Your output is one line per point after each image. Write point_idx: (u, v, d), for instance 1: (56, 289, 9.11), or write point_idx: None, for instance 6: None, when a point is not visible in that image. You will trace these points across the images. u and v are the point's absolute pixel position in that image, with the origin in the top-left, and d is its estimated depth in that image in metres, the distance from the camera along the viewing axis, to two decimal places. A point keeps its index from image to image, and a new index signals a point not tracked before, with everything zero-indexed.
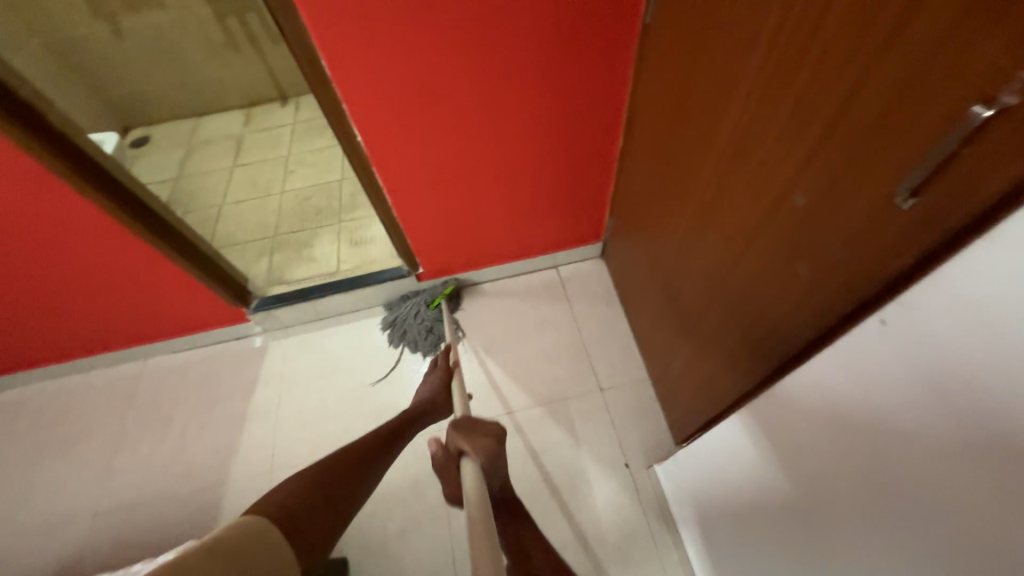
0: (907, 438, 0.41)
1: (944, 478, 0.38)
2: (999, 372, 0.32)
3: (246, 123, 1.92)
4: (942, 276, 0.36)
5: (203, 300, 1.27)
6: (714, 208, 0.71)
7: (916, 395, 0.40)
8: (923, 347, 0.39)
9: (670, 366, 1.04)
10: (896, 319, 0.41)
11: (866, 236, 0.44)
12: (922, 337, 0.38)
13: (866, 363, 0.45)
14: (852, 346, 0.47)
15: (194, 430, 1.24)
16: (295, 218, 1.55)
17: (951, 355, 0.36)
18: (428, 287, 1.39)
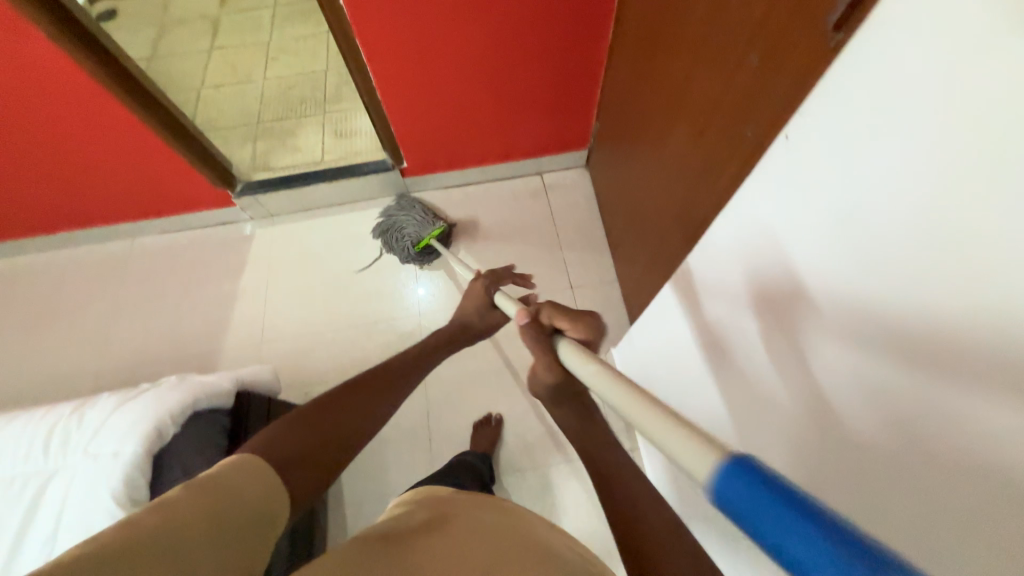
0: (811, 266, 0.47)
1: (810, 263, 0.48)
2: (882, 168, 0.38)
3: (221, 3, 1.78)
4: (834, 87, 0.42)
5: (190, 180, 1.28)
6: (688, 83, 0.73)
7: (812, 211, 0.47)
8: (810, 148, 0.46)
9: (637, 261, 1.11)
10: (796, 131, 0.48)
11: (802, 78, 0.48)
12: (815, 140, 0.45)
13: (777, 186, 0.52)
14: (768, 173, 0.53)
15: (187, 305, 1.31)
16: (278, 106, 1.51)
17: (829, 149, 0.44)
18: (419, 222, 1.29)
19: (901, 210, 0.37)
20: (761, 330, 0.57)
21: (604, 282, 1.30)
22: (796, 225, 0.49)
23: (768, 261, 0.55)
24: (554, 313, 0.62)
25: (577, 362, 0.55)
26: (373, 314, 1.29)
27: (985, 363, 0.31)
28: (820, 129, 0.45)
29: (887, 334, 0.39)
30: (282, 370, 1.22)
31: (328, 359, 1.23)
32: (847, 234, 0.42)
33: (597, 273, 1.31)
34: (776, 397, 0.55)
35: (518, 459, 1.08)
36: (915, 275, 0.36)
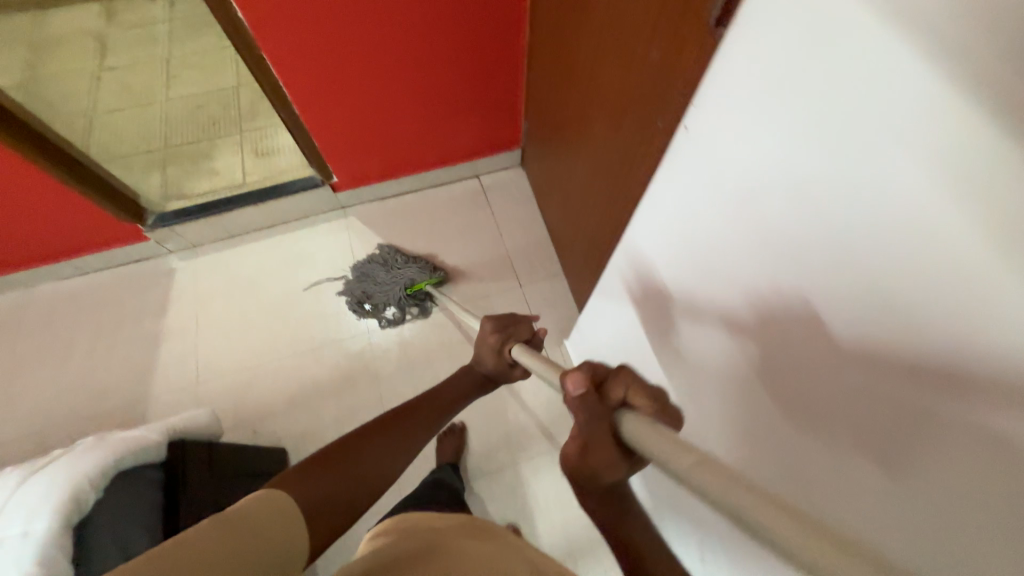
0: (725, 247, 0.50)
1: (715, 239, 0.51)
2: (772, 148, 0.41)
3: (107, 19, 1.63)
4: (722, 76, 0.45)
5: (92, 216, 1.16)
6: (600, 78, 0.76)
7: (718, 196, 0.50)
8: (707, 140, 0.49)
9: (578, 253, 1.13)
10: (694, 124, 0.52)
11: (690, 68, 0.52)
12: (709, 126, 0.48)
13: (683, 176, 0.55)
14: (675, 164, 0.57)
15: (103, 354, 1.18)
16: (187, 128, 1.40)
17: (721, 141, 0.47)
18: (413, 267, 1.26)
19: (779, 193, 0.41)
20: (686, 307, 0.60)
21: (551, 277, 1.32)
22: (701, 210, 0.53)
23: (683, 246, 0.58)
24: (627, 382, 0.43)
25: (654, 440, 0.37)
26: (320, 337, 1.23)
27: (852, 316, 0.36)
28: (708, 114, 0.48)
29: (780, 301, 0.43)
30: (224, 410, 1.14)
31: (275, 391, 1.16)
32: (744, 215, 0.46)
33: (544, 268, 1.33)
34: (709, 367, 0.58)
35: (486, 463, 1.08)
36: (796, 250, 0.40)
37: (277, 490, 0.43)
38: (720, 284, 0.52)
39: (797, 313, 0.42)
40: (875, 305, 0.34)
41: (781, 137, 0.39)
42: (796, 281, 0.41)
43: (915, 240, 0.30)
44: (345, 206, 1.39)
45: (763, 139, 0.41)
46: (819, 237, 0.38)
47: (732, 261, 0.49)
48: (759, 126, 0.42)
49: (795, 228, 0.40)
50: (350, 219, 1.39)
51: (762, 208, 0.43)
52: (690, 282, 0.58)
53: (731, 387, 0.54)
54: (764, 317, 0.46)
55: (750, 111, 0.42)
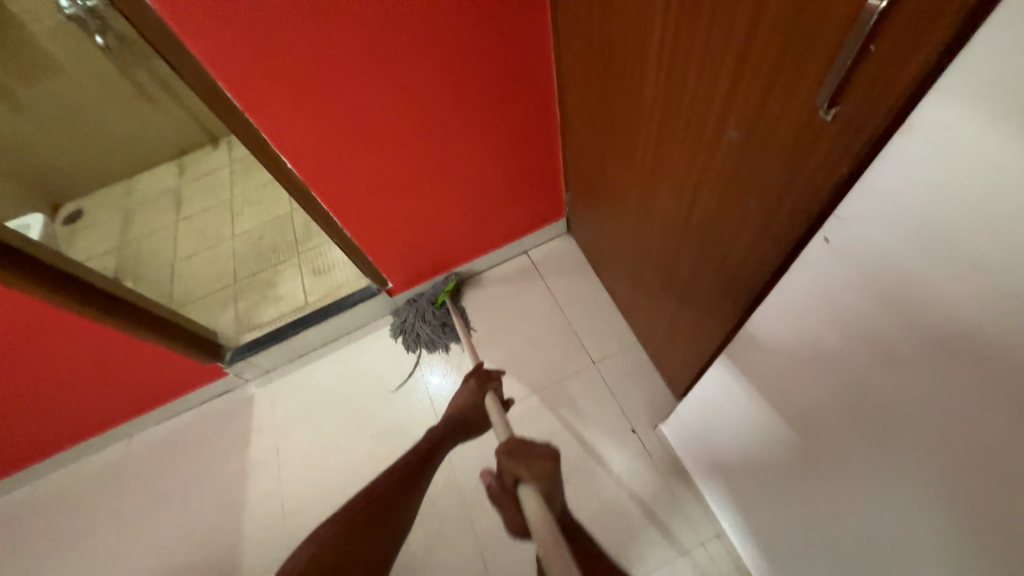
0: (902, 353, 0.41)
1: (889, 349, 0.41)
2: (988, 261, 0.32)
3: (181, 175, 1.85)
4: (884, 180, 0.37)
5: (177, 364, 1.22)
6: (658, 162, 0.71)
7: (889, 301, 0.40)
8: (866, 248, 0.41)
9: (655, 324, 1.03)
10: (836, 240, 0.44)
11: (806, 156, 0.45)
12: (868, 232, 0.40)
13: (826, 282, 0.46)
14: (806, 270, 0.49)
15: (197, 495, 1.20)
16: (253, 260, 1.50)
17: (889, 245, 0.38)
18: (428, 288, 1.37)
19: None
20: (868, 416, 0.47)
21: (626, 346, 1.21)
22: (870, 326, 0.43)
23: (840, 347, 0.48)
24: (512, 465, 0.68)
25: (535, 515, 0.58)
26: (397, 450, 1.18)
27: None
28: (860, 217, 0.40)
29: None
30: None
31: None
32: (956, 340, 0.36)
33: (616, 338, 1.23)
34: (901, 480, 0.46)
35: None
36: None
37: None
38: (923, 407, 0.40)
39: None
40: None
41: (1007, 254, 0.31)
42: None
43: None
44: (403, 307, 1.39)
45: (967, 253, 0.33)
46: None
47: (945, 392, 0.38)
48: (960, 227, 0.33)
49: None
50: None
51: (993, 329, 0.33)
52: (854, 379, 0.47)
53: (955, 517, 0.41)
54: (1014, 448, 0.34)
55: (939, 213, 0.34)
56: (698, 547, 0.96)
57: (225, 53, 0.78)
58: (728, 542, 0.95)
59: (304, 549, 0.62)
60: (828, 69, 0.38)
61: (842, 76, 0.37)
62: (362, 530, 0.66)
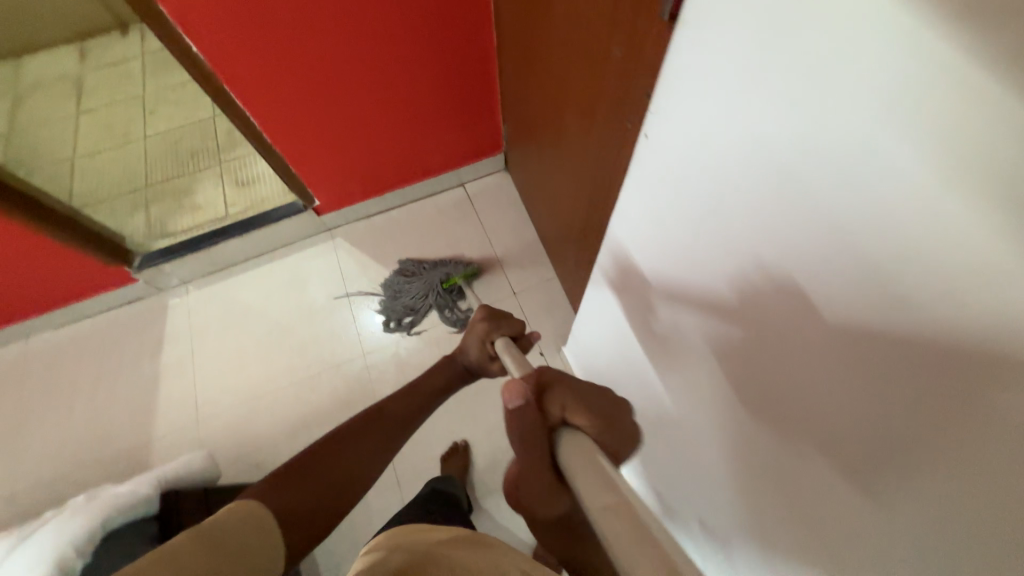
0: (693, 264, 0.47)
1: (692, 262, 0.47)
2: (745, 171, 0.36)
3: (83, 61, 1.63)
4: (680, 84, 0.41)
5: (77, 265, 1.15)
6: (566, 83, 0.74)
7: (686, 210, 0.46)
8: (668, 143, 0.46)
9: (568, 257, 1.10)
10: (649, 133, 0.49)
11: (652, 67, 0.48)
12: (673, 135, 0.44)
13: (645, 185, 0.52)
14: (640, 179, 0.53)
15: (103, 400, 1.18)
16: (167, 165, 1.40)
17: (683, 134, 0.43)
18: (447, 265, 1.26)
19: (735, 186, 0.38)
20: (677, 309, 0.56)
21: (545, 281, 1.29)
22: (672, 225, 0.49)
23: (657, 254, 0.55)
24: (567, 398, 0.43)
25: (584, 478, 0.36)
26: (316, 363, 1.21)
27: (832, 319, 0.32)
28: (670, 129, 0.45)
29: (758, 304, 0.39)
30: (224, 447, 1.12)
31: (275, 422, 1.15)
32: (709, 224, 0.43)
33: (537, 273, 1.30)
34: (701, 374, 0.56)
35: (490, 481, 1.06)
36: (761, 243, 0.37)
37: (251, 501, 0.51)
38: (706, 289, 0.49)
39: (764, 307, 0.39)
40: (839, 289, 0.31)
41: (752, 169, 0.35)
42: (764, 278, 0.38)
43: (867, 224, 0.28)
44: (331, 228, 1.37)
45: (733, 164, 0.37)
46: (790, 234, 0.33)
47: (709, 279, 0.45)
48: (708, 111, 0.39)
49: (768, 231, 0.35)
50: (337, 241, 1.37)
51: (725, 201, 0.40)
52: (666, 283, 0.54)
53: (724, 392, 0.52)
54: (741, 320, 0.42)
55: (707, 100, 0.38)
56: None
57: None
58: None
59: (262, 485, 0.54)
60: None
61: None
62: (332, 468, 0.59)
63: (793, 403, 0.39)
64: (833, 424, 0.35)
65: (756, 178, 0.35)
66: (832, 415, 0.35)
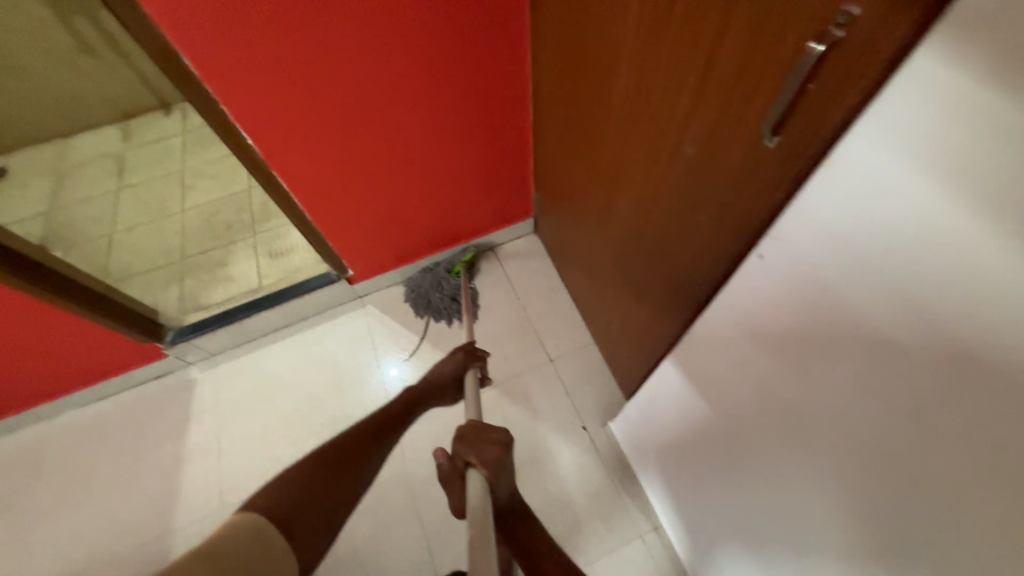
0: (818, 378, 0.44)
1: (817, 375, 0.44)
2: (919, 321, 0.33)
3: (126, 139, 1.71)
4: (815, 218, 0.39)
5: (111, 343, 1.14)
6: (620, 168, 0.73)
7: (812, 328, 0.43)
8: (800, 265, 0.42)
9: (611, 326, 1.07)
10: (770, 252, 0.45)
11: (745, 174, 0.47)
12: (798, 257, 0.42)
13: (759, 296, 0.49)
14: (742, 284, 0.51)
15: (125, 485, 1.13)
16: (202, 237, 1.42)
17: (813, 263, 0.40)
18: (447, 257, 1.38)
19: (926, 328, 0.33)
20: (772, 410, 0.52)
21: (582, 346, 1.25)
22: (790, 333, 0.46)
23: (770, 359, 0.51)
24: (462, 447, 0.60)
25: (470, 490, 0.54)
26: None
27: None
28: (793, 254, 0.42)
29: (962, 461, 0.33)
30: None
31: None
32: (871, 357, 0.38)
33: (573, 338, 1.26)
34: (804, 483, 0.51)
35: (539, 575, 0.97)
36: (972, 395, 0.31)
37: (257, 514, 0.52)
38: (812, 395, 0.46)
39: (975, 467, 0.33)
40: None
41: (941, 326, 0.32)
42: (973, 437, 0.32)
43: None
44: (363, 296, 1.36)
45: (897, 309, 0.34)
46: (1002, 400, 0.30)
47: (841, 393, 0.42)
48: (869, 245, 0.35)
49: (962, 386, 0.32)
50: (369, 309, 1.35)
51: (900, 338, 0.35)
52: (784, 391, 0.50)
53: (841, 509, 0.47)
54: (928, 470, 0.36)
55: (857, 239, 0.36)
56: (636, 539, 1.01)
57: (183, 15, 0.72)
58: (664, 539, 1.00)
59: (277, 482, 0.57)
60: (766, 93, 0.40)
61: (785, 106, 0.38)
62: (337, 467, 0.63)
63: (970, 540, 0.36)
64: None
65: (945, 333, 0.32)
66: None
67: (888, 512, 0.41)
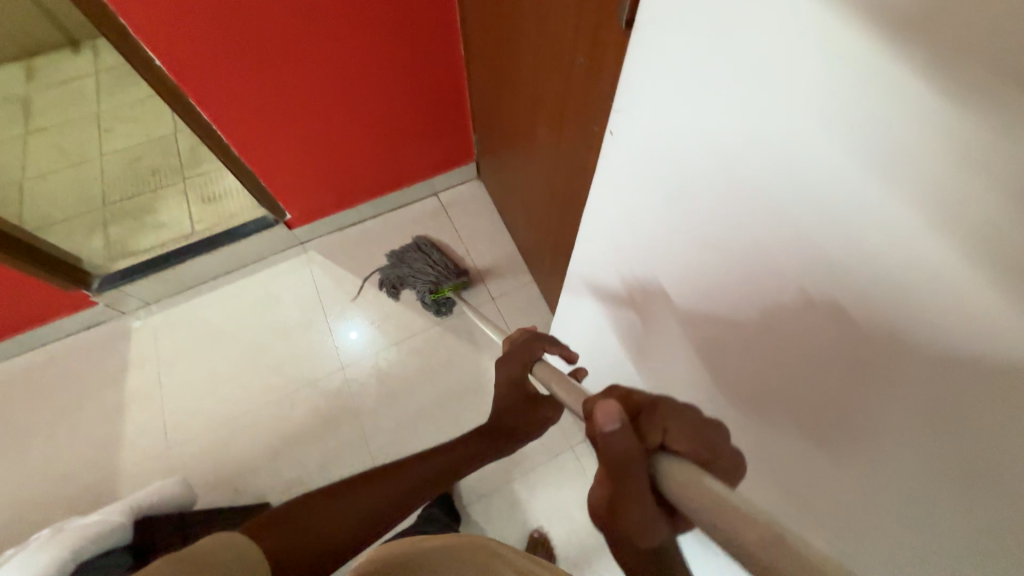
0: (666, 263, 0.48)
1: (653, 243, 0.49)
2: (703, 158, 0.38)
3: (32, 79, 1.57)
4: (647, 75, 0.42)
5: (31, 291, 1.09)
6: (535, 91, 0.76)
7: (646, 196, 0.48)
8: (632, 139, 0.47)
9: (544, 260, 1.12)
10: (617, 126, 0.50)
11: (618, 65, 0.50)
12: (636, 127, 0.46)
13: (618, 179, 0.52)
14: (604, 170, 0.55)
15: (64, 432, 1.12)
16: (128, 184, 1.35)
17: (647, 127, 0.44)
18: (439, 272, 1.23)
19: (707, 164, 0.38)
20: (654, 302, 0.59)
21: (523, 285, 1.30)
22: (637, 209, 0.50)
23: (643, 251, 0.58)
24: (666, 420, 0.36)
25: (708, 505, 0.28)
26: (296, 379, 1.19)
27: (811, 303, 0.33)
28: (631, 125, 0.47)
29: (723, 281, 0.40)
30: (199, 472, 1.09)
31: (253, 442, 1.12)
32: (678, 206, 0.43)
33: (515, 278, 1.32)
34: None
35: (479, 486, 1.06)
36: (738, 218, 0.36)
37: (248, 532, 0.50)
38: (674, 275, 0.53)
39: (745, 289, 0.38)
40: (808, 257, 0.32)
41: (716, 152, 0.36)
42: (755, 264, 0.37)
43: (832, 174, 0.28)
44: (304, 242, 1.36)
45: (695, 149, 0.38)
46: (758, 214, 0.34)
47: (669, 256, 0.47)
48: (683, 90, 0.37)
49: (729, 208, 0.37)
50: (311, 255, 1.35)
51: (695, 180, 0.40)
52: None
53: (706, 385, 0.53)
54: (739, 317, 0.40)
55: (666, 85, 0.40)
56: (567, 452, 1.10)
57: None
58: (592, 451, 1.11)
59: (295, 510, 0.55)
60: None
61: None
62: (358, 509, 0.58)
63: (769, 392, 0.41)
64: (808, 410, 0.37)
65: (722, 163, 0.36)
66: (803, 402, 0.37)
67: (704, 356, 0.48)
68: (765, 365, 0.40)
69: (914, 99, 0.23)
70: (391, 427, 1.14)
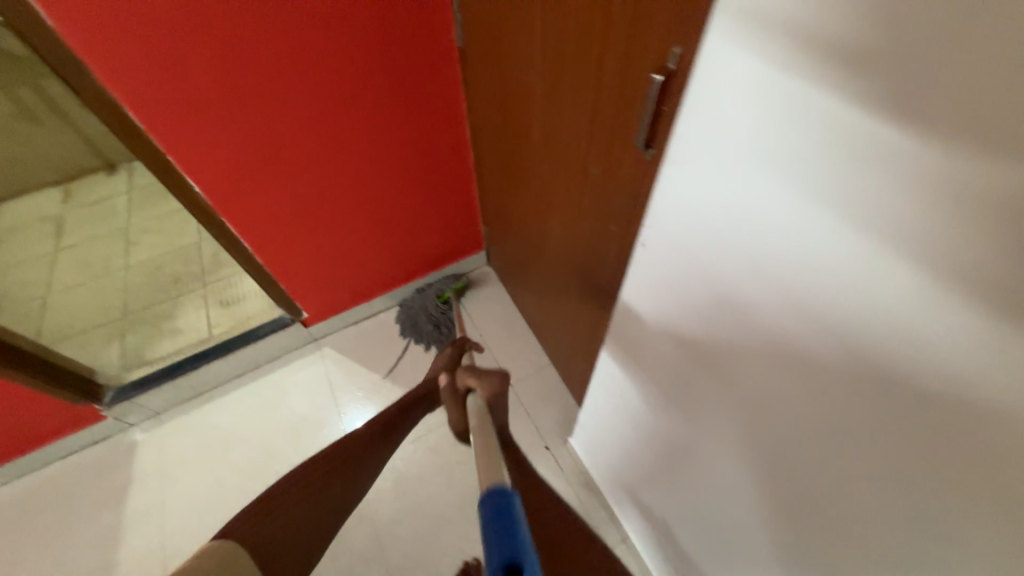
0: (713, 358, 0.49)
1: (698, 340, 0.51)
2: (742, 273, 0.41)
3: (67, 200, 1.68)
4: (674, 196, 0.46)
5: (39, 409, 1.05)
6: (548, 193, 0.81)
7: (685, 298, 0.51)
8: (671, 244, 0.50)
9: (561, 342, 1.11)
10: (651, 238, 0.53)
11: (636, 176, 0.54)
12: (666, 238, 0.50)
13: (652, 280, 0.55)
14: (638, 272, 0.58)
15: (56, 564, 1.03)
16: (149, 292, 1.39)
17: (680, 240, 0.48)
18: (439, 282, 1.40)
19: (748, 275, 0.41)
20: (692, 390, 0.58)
21: (539, 367, 1.29)
22: (676, 309, 0.53)
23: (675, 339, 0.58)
24: None
25: None
26: None
27: (874, 402, 0.34)
28: (662, 238, 0.51)
29: (790, 383, 0.40)
30: None
31: None
32: (721, 310, 0.46)
33: (530, 360, 1.30)
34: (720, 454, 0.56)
35: None
36: (785, 322, 0.39)
37: None
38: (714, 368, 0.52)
39: (805, 389, 0.39)
40: (857, 358, 0.34)
41: (761, 268, 0.39)
42: (810, 365, 0.38)
43: (872, 289, 0.31)
44: (320, 337, 1.36)
45: (735, 262, 0.42)
46: (810, 322, 0.36)
47: (719, 355, 0.48)
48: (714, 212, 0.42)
49: (779, 315, 0.39)
50: (326, 351, 1.34)
51: (740, 290, 0.42)
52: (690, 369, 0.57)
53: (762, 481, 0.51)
54: (796, 411, 0.41)
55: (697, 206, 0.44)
56: None
57: (116, 65, 0.74)
58: (631, 549, 1.01)
59: None
60: (632, 112, 0.49)
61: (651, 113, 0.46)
62: None
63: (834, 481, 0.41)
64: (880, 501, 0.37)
65: (766, 276, 0.39)
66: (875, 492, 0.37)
67: (771, 451, 0.46)
68: (825, 456, 0.40)
69: (954, 211, 0.26)
70: (410, 535, 1.05)
